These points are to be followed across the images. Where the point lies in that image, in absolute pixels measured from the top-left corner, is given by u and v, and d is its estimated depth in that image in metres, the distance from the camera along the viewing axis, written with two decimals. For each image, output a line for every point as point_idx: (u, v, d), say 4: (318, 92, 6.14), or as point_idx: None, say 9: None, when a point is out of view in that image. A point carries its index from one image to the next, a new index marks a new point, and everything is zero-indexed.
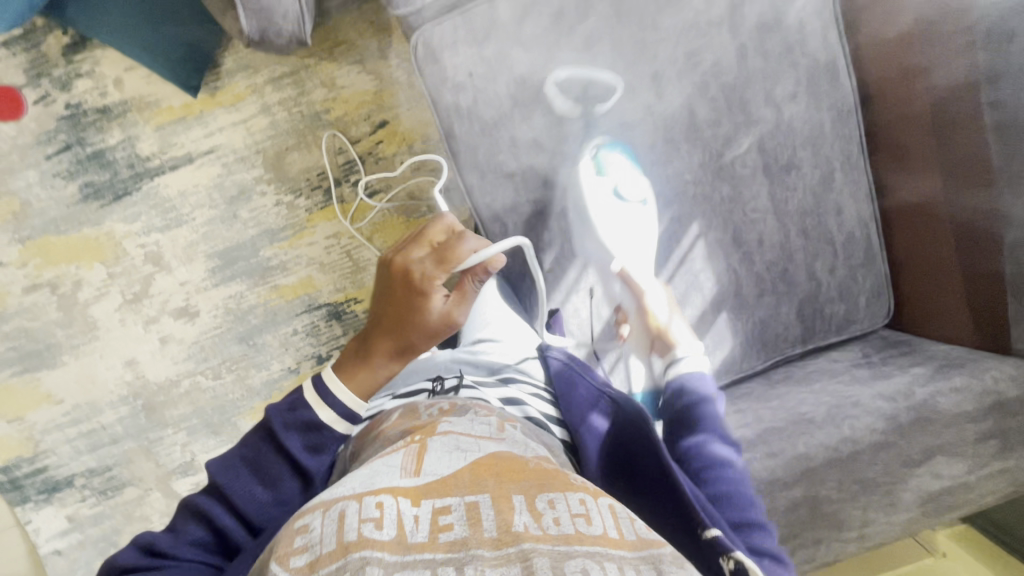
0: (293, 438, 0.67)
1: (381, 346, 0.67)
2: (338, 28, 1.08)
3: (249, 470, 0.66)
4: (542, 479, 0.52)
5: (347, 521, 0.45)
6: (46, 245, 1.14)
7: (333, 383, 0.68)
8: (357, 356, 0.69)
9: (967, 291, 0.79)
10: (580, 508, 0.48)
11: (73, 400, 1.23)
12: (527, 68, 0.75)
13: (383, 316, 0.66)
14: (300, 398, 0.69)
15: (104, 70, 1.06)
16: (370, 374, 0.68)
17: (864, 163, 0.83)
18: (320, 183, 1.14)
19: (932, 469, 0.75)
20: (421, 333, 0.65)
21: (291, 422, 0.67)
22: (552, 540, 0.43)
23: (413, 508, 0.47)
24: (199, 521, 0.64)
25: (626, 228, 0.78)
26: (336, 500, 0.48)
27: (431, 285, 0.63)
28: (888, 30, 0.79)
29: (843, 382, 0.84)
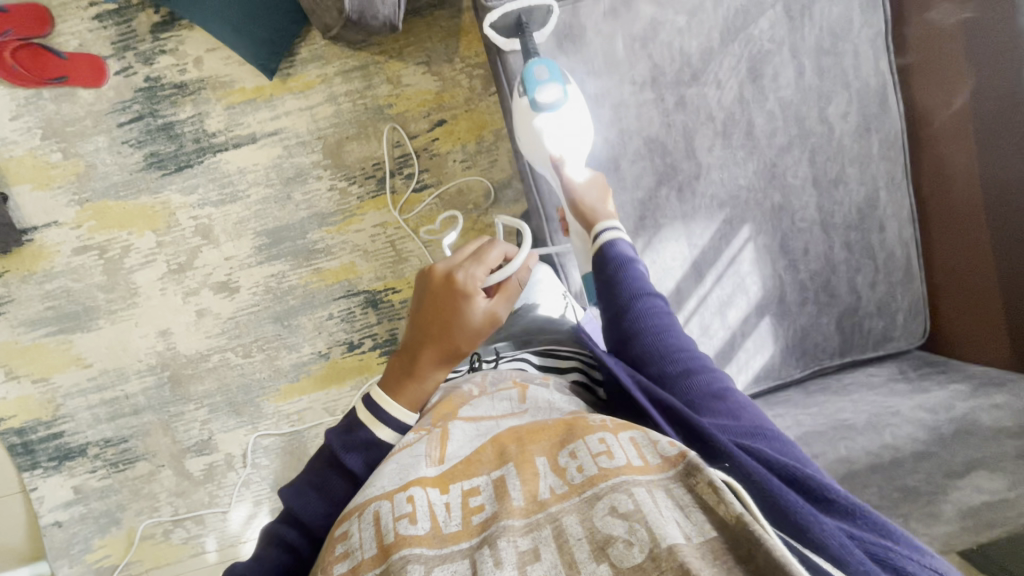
0: (352, 457, 0.65)
1: (426, 356, 0.68)
2: (410, 30, 1.15)
3: (315, 492, 0.65)
4: (564, 430, 0.53)
5: (383, 523, 0.48)
6: (104, 209, 1.17)
7: (381, 400, 0.67)
8: (402, 371, 0.69)
9: (1005, 313, 0.82)
10: (601, 446, 0.49)
11: (101, 366, 1.23)
12: (602, 66, 0.81)
13: (427, 330, 0.69)
14: (355, 419, 0.68)
15: (187, 48, 1.13)
16: (420, 385, 0.68)
17: (906, 185, 0.88)
18: (374, 173, 1.19)
19: (976, 484, 0.75)
20: (465, 337, 0.68)
21: (350, 441, 0.66)
22: (578, 492, 0.46)
23: (442, 495, 0.51)
24: (274, 548, 0.63)
25: (563, 133, 0.78)
26: (369, 504, 0.51)
27: (475, 288, 0.68)
28: (931, 65, 0.86)
29: (882, 394, 0.86)
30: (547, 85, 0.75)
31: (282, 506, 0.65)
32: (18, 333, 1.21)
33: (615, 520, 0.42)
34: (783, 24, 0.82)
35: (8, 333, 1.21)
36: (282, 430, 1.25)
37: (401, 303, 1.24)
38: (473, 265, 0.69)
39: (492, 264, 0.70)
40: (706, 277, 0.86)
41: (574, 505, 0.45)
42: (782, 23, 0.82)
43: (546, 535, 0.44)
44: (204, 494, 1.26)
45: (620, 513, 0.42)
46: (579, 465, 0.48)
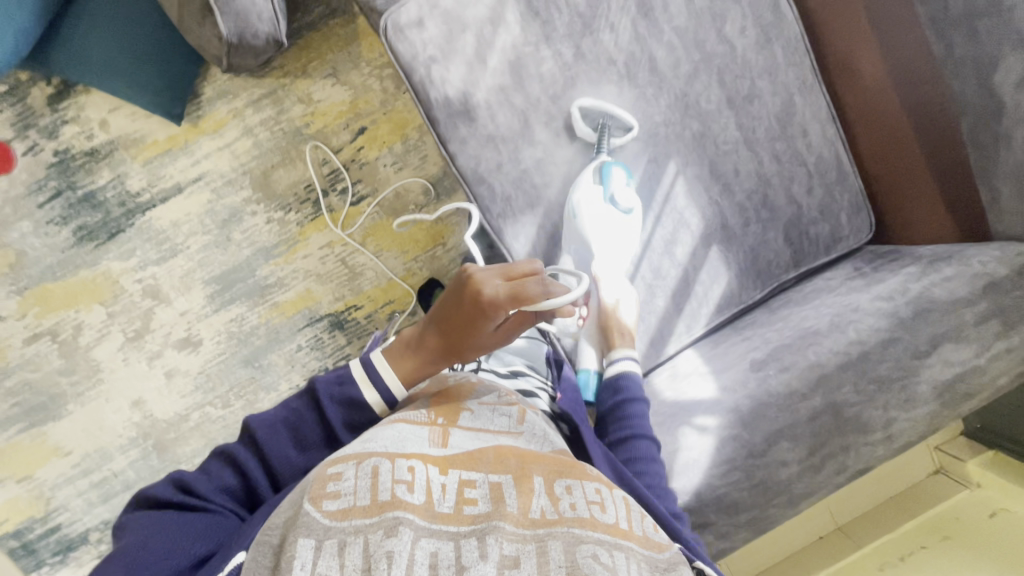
0: (335, 411, 0.70)
1: (432, 343, 0.71)
2: (309, 45, 1.14)
3: (287, 432, 0.70)
4: (562, 464, 0.58)
5: (381, 479, 0.51)
6: (45, 293, 1.14)
7: (379, 363, 0.72)
8: (407, 343, 0.73)
9: (936, 186, 0.84)
10: (596, 496, 0.54)
11: (83, 449, 1.21)
12: (491, 31, 0.79)
13: (444, 318, 0.70)
14: (347, 373, 0.72)
15: (89, 113, 1.10)
16: (417, 367, 0.72)
17: (819, 86, 0.88)
18: (308, 196, 1.18)
19: (942, 358, 0.76)
20: (476, 345, 0.71)
21: (337, 396, 0.70)
22: (566, 523, 0.50)
23: (440, 476, 0.54)
24: (233, 470, 0.67)
25: (615, 235, 0.82)
26: (370, 456, 0.54)
27: (501, 316, 0.67)
28: None
29: (841, 293, 0.86)
30: (620, 189, 0.81)
31: (251, 435, 0.69)
32: None
33: (597, 564, 0.46)
34: None
35: None
36: None
37: (367, 318, 1.23)
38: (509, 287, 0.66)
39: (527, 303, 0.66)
40: (645, 220, 0.87)
41: (562, 535, 0.49)
42: None
43: (529, 551, 0.47)
44: None
45: (602, 562, 0.47)
46: (573, 503, 0.53)
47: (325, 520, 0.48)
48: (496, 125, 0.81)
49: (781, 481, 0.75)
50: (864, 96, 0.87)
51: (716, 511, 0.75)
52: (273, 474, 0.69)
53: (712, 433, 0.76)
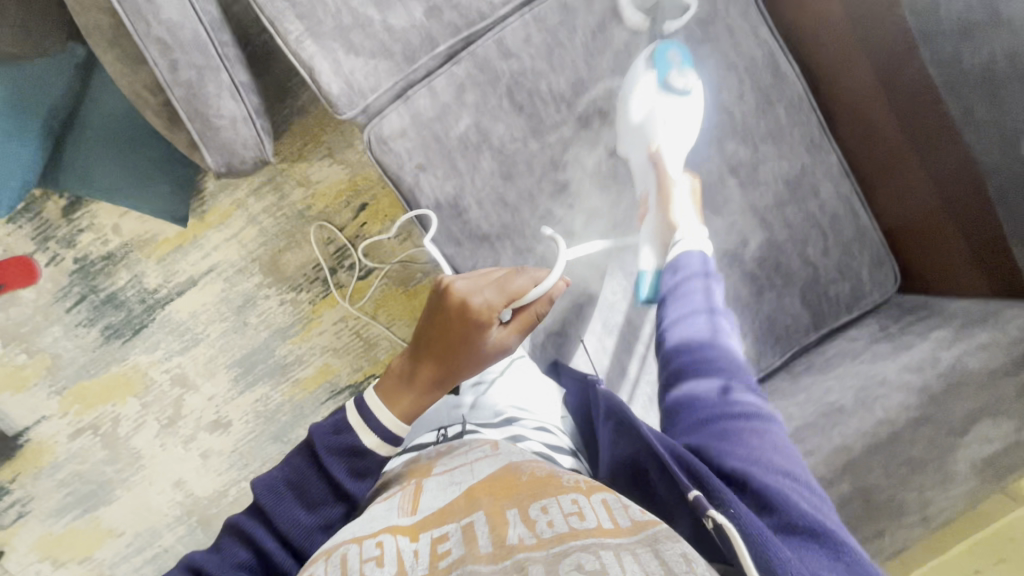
0: (336, 463, 0.67)
1: (427, 371, 0.70)
2: (302, 128, 1.14)
3: (294, 494, 0.66)
4: (537, 488, 0.53)
5: (348, 562, 0.47)
6: (81, 391, 1.20)
7: (375, 405, 0.69)
8: (400, 376, 0.70)
9: (967, 246, 0.78)
10: (574, 506, 0.48)
11: (134, 529, 1.27)
12: (476, 133, 0.77)
13: (431, 341, 0.69)
14: (344, 420, 0.69)
15: (101, 220, 1.14)
16: (415, 399, 0.70)
17: (830, 144, 0.83)
18: (316, 275, 1.19)
19: (980, 434, 0.72)
20: (471, 361, 0.69)
21: (335, 446, 0.67)
22: (545, 545, 0.44)
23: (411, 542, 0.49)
24: (244, 544, 0.64)
25: (673, 119, 0.77)
26: (338, 547, 0.51)
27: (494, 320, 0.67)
28: (816, 25, 0.85)
29: (865, 361, 0.81)
30: (678, 70, 0.76)
31: (257, 501, 0.66)
32: (49, 524, 1.25)
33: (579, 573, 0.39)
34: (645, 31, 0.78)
35: (40, 527, 1.25)
36: None
37: None
38: (492, 290, 0.68)
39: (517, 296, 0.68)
40: (653, 300, 0.85)
41: (539, 554, 0.42)
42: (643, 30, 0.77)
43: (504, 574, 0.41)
44: None
45: (584, 568, 0.39)
46: (549, 519, 0.47)
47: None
48: (490, 225, 0.79)
49: None
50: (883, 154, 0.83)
51: None
52: (287, 542, 0.64)
53: None
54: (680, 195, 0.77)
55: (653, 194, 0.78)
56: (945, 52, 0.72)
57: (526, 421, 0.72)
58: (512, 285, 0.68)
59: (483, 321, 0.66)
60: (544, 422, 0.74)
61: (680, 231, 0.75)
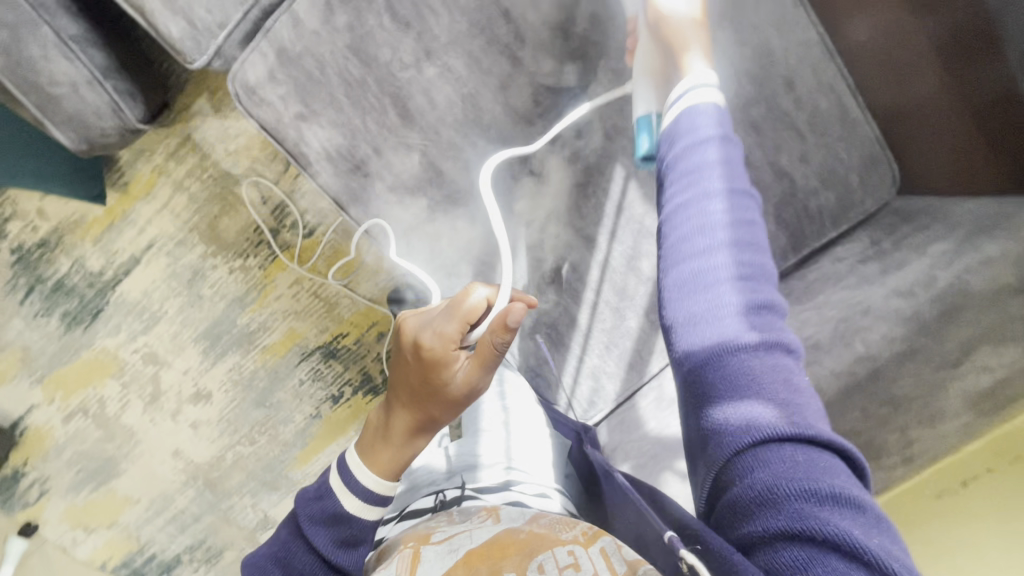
0: (318, 532, 0.68)
1: (403, 412, 0.72)
2: (207, 75, 1.01)
3: (284, 568, 0.69)
4: (531, 543, 0.53)
5: None
6: (60, 377, 1.21)
7: (356, 467, 0.70)
8: (382, 430, 0.73)
9: (986, 138, 0.62)
10: (569, 559, 0.50)
11: (149, 496, 1.34)
12: (358, 65, 0.63)
13: (405, 388, 0.72)
14: (325, 486, 0.71)
15: (25, 205, 1.07)
16: (396, 445, 0.71)
17: (804, 16, 0.70)
18: (259, 238, 1.11)
19: (979, 364, 0.61)
20: (443, 402, 0.70)
21: (318, 514, 0.69)
22: None
23: None
24: None
25: None
26: None
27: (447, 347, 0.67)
28: None
29: (849, 286, 0.70)
30: None
31: None
32: (70, 499, 1.33)
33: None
34: None
35: (62, 501, 1.33)
36: None
37: (357, 344, 1.21)
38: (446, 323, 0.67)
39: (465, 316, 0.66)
40: (598, 238, 0.74)
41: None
42: None
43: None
44: None
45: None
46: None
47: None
48: (395, 176, 0.68)
49: None
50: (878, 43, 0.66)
51: None
52: None
53: None
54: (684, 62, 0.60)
55: (643, 23, 0.63)
56: None
57: (526, 486, 0.65)
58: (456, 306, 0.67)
59: (433, 352, 0.67)
60: (543, 487, 0.66)
61: (689, 78, 0.58)
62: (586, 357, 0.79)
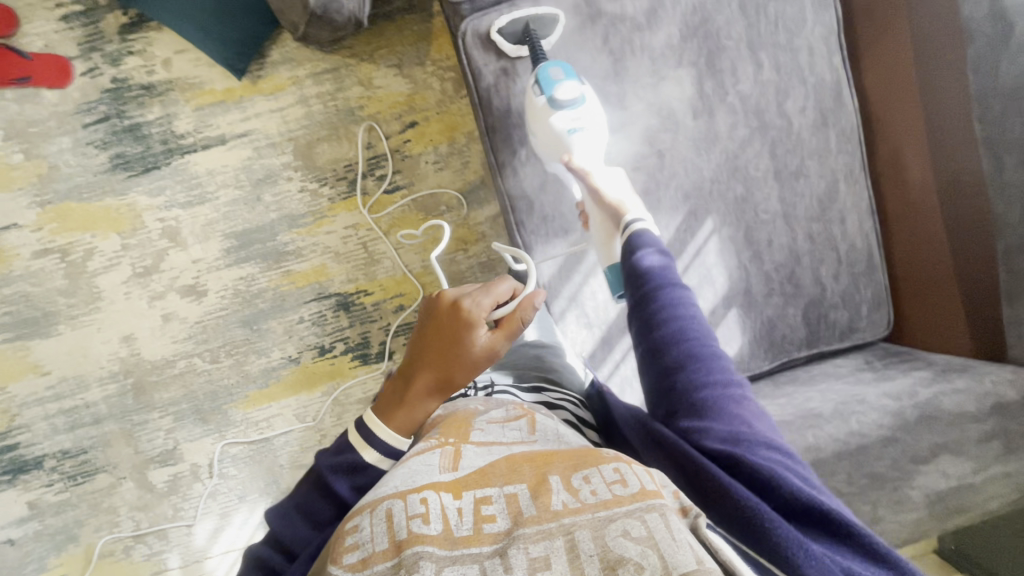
0: (339, 480, 0.63)
1: (416, 380, 0.68)
2: (380, 33, 1.17)
3: (301, 515, 0.63)
4: (575, 457, 0.50)
5: (395, 519, 0.45)
6: (65, 211, 1.15)
7: (370, 420, 0.66)
8: (393, 397, 0.68)
9: (968, 320, 0.84)
10: (615, 475, 0.46)
11: (61, 373, 1.19)
12: (566, 60, 0.81)
13: (422, 351, 0.70)
14: (346, 441, 0.66)
15: (155, 50, 1.13)
16: (409, 413, 0.66)
17: (865, 178, 0.90)
18: (345, 174, 1.19)
19: (939, 468, 0.76)
20: (462, 367, 0.68)
21: (336, 465, 0.64)
22: (592, 510, 0.43)
23: (455, 500, 0.47)
24: (255, 569, 0.61)
25: None
26: (382, 497, 0.47)
27: (479, 318, 0.69)
28: (888, 58, 0.88)
29: (849, 382, 0.86)
30: None
31: (269, 529, 0.64)
32: None
33: (628, 541, 0.41)
34: (738, 22, 0.84)
35: None
36: (250, 439, 1.21)
37: (374, 306, 1.22)
38: (480, 294, 0.72)
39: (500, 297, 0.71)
40: None
41: (588, 522, 0.42)
42: (740, 20, 0.84)
43: (557, 547, 0.41)
44: (167, 508, 1.20)
45: (633, 537, 0.41)
46: (594, 489, 0.45)
47: None
48: None
49: None
50: (911, 202, 0.89)
51: None
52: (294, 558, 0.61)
53: None
54: (606, 184, 0.77)
55: None
56: (989, 108, 0.77)
57: (553, 393, 0.74)
58: (496, 291, 0.72)
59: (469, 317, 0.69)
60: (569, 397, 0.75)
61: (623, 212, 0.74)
62: (621, 366, 0.88)
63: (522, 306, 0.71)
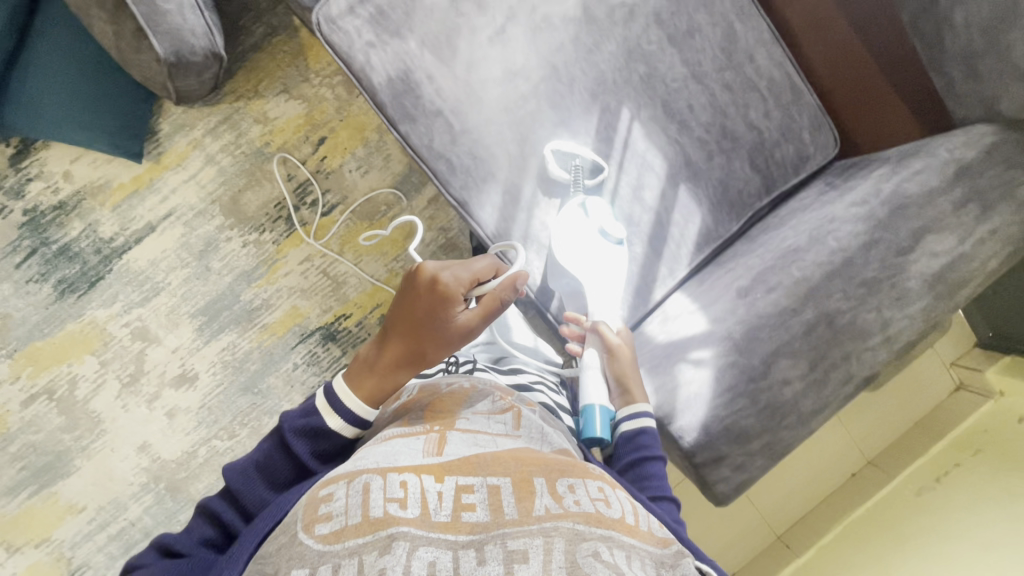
0: (302, 443, 0.69)
1: (391, 350, 0.71)
2: (256, 66, 1.15)
3: (260, 474, 0.69)
4: (564, 463, 0.57)
5: (372, 496, 0.50)
6: (34, 352, 1.15)
7: (341, 392, 0.70)
8: (365, 362, 0.71)
9: (905, 105, 0.84)
10: (599, 494, 0.54)
11: (96, 504, 1.19)
12: (425, 9, 0.79)
13: (399, 323, 0.71)
14: (313, 405, 0.71)
15: (52, 168, 1.12)
16: (381, 383, 0.70)
17: (757, 11, 0.88)
18: (279, 214, 1.18)
19: (927, 250, 0.75)
20: (439, 342, 0.71)
21: (301, 427, 0.69)
22: (573, 518, 0.49)
23: (436, 484, 0.52)
24: (210, 521, 0.66)
25: None
26: (360, 473, 0.53)
27: (457, 294, 0.70)
28: None
29: (816, 208, 0.85)
30: None
31: (227, 482, 0.69)
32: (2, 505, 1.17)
33: (598, 562, 0.46)
34: None
35: None
36: None
37: (358, 326, 1.22)
38: (459, 270, 0.72)
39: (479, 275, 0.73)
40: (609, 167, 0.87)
41: (566, 531, 0.48)
42: None
43: (535, 545, 0.46)
44: None
45: (603, 560, 0.46)
46: (578, 500, 0.52)
47: (318, 545, 0.47)
48: (444, 100, 0.81)
49: (787, 401, 0.74)
50: (813, 18, 0.89)
51: (727, 444, 0.73)
52: (245, 510, 0.67)
53: (709, 364, 0.75)
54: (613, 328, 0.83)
55: None
56: None
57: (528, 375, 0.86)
58: (476, 267, 0.74)
59: (448, 292, 0.69)
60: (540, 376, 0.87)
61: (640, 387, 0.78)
62: None
63: (500, 288, 0.74)
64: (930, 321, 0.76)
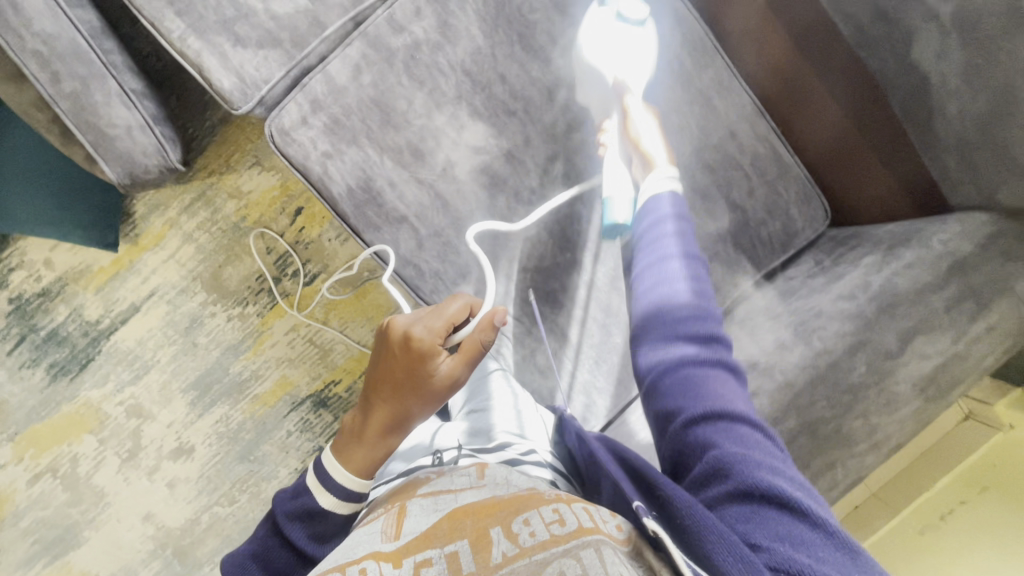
0: (295, 527, 0.67)
1: (375, 417, 0.67)
2: (226, 139, 1.13)
3: (259, 564, 0.68)
4: (516, 501, 0.50)
5: None
6: (34, 434, 1.17)
7: (329, 464, 0.68)
8: (353, 432, 0.69)
9: (898, 185, 0.79)
10: (554, 515, 0.47)
11: (107, 571, 1.21)
12: (381, 113, 0.76)
13: (379, 386, 0.68)
14: (303, 484, 0.70)
15: (32, 256, 1.13)
16: (370, 451, 0.67)
17: (739, 84, 0.84)
18: (261, 286, 1.17)
19: (916, 352, 0.71)
20: (421, 399, 0.67)
21: (293, 510, 0.68)
22: (529, 554, 0.44)
23: (395, 569, 0.45)
24: None
25: None
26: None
27: (434, 347, 0.66)
28: None
29: (803, 296, 0.81)
30: None
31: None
32: None
33: None
34: None
35: None
36: None
37: (349, 392, 1.21)
38: (432, 320, 0.67)
39: (453, 319, 0.67)
40: (584, 260, 0.84)
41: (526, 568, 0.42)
42: None
43: None
44: None
45: None
46: (532, 530, 0.45)
47: None
48: (408, 206, 0.78)
49: None
50: (795, 89, 0.83)
51: None
52: None
53: None
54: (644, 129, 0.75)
55: None
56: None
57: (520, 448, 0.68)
58: (449, 312, 0.68)
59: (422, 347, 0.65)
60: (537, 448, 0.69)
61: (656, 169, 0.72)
62: (578, 373, 0.84)
63: (478, 329, 0.67)
64: (921, 421, 0.73)
